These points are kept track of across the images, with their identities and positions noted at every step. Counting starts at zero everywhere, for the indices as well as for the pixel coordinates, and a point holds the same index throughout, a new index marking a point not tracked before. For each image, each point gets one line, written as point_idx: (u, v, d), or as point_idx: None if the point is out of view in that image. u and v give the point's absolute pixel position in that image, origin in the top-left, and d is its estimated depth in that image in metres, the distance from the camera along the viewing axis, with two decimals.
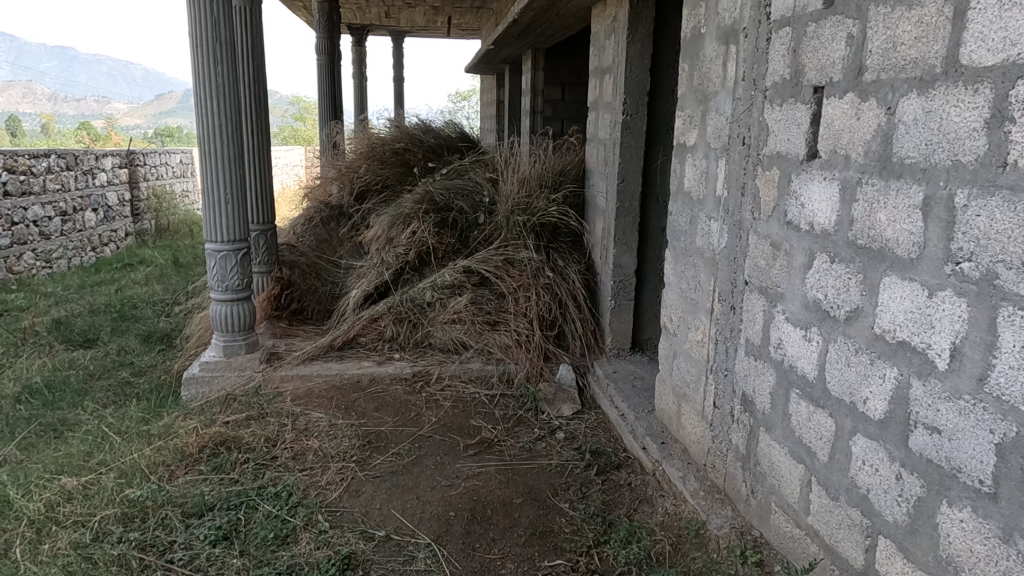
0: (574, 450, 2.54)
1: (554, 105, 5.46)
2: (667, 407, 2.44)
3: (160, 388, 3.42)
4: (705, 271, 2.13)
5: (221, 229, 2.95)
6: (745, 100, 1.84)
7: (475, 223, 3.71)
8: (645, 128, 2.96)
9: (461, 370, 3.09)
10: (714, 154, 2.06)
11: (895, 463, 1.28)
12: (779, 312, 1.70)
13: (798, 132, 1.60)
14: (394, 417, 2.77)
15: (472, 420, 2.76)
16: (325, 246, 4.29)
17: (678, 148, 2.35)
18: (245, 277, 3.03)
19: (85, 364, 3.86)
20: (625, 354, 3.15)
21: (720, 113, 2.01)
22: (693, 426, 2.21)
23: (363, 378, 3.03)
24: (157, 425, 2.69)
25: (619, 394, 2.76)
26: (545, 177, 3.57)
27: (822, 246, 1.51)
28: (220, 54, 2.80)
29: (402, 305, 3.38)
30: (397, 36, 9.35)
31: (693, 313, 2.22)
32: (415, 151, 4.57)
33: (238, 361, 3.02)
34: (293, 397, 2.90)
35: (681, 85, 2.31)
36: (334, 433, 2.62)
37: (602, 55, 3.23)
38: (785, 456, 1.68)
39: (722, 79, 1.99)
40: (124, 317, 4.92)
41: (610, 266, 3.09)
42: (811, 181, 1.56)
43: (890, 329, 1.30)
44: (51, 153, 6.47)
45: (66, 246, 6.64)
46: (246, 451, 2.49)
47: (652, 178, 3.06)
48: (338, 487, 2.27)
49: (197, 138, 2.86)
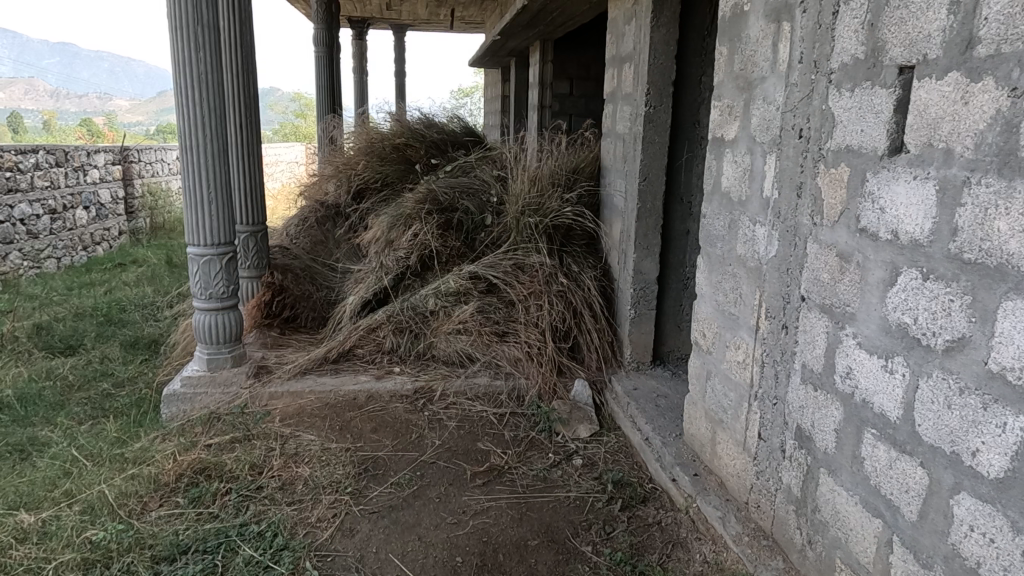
0: (594, 479, 2.28)
1: (562, 100, 5.18)
2: (698, 433, 2.19)
3: (142, 401, 3.16)
4: (749, 282, 1.86)
5: (203, 230, 2.68)
6: (803, 86, 1.58)
7: (482, 225, 3.44)
8: (670, 122, 2.70)
9: (468, 385, 2.84)
10: (761, 149, 1.79)
11: (1020, 535, 1.02)
12: (848, 336, 1.44)
13: (876, 121, 1.34)
14: (394, 440, 2.51)
15: (479, 444, 2.50)
16: (321, 247, 4.02)
17: (713, 143, 2.09)
18: (230, 283, 2.77)
19: (64, 374, 3.61)
20: (645, 369, 2.88)
21: (768, 102, 1.75)
22: (731, 458, 1.96)
23: (360, 396, 2.76)
24: (133, 449, 2.44)
25: (643, 415, 2.50)
26: (558, 175, 3.29)
27: (911, 259, 1.25)
28: (203, 40, 2.54)
29: (402, 314, 3.11)
30: (399, 29, 9.05)
31: (732, 330, 1.96)
32: (417, 146, 4.29)
33: (224, 375, 2.76)
34: (283, 417, 2.64)
35: (718, 71, 2.04)
36: (327, 459, 2.36)
37: (621, 42, 2.96)
38: (854, 507, 1.43)
39: (771, 63, 1.73)
40: (110, 322, 4.66)
41: (629, 273, 2.83)
42: (894, 180, 1.29)
43: (1013, 367, 1.03)
44: (39, 148, 6.21)
45: (55, 245, 6.38)
46: (229, 480, 2.24)
47: (676, 177, 2.80)
48: (330, 525, 2.01)
49: (178, 129, 2.60)
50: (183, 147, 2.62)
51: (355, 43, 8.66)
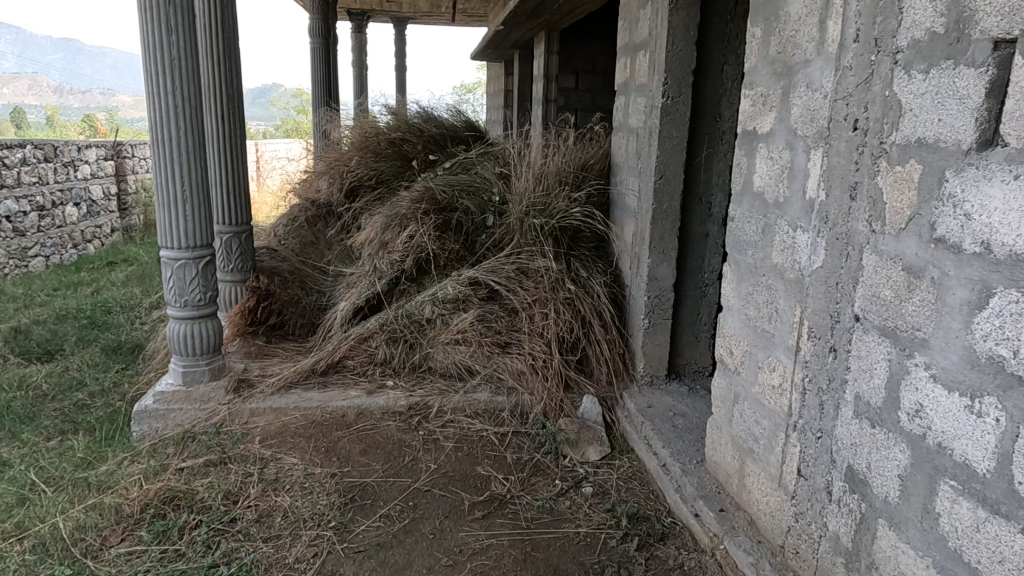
0: (607, 512, 2.05)
1: (568, 95, 4.95)
2: (724, 462, 1.96)
3: (116, 415, 2.94)
4: (787, 297, 1.63)
5: (177, 232, 2.45)
6: (858, 69, 1.34)
7: (483, 226, 3.20)
8: (688, 115, 2.47)
9: (467, 401, 2.61)
10: (804, 143, 1.56)
11: None
12: (918, 366, 1.20)
13: (960, 110, 1.10)
14: (385, 464, 2.28)
15: (479, 468, 2.27)
16: (312, 249, 3.79)
17: (744, 137, 1.85)
18: (208, 289, 2.53)
19: (37, 383, 3.38)
20: (660, 383, 2.64)
21: (814, 91, 1.51)
22: (765, 495, 1.73)
23: (349, 413, 2.54)
24: (97, 472, 2.21)
25: (659, 438, 2.26)
26: (566, 173, 3.05)
27: (1009, 278, 1.01)
28: (178, 20, 2.30)
29: (397, 322, 2.87)
30: (400, 22, 8.81)
31: (766, 350, 1.73)
32: (414, 141, 4.04)
33: (200, 391, 2.53)
34: (263, 437, 2.41)
35: (750, 56, 1.80)
36: (310, 487, 2.13)
37: (634, 28, 2.73)
38: (925, 570, 1.19)
39: (817, 44, 1.50)
40: (93, 325, 4.44)
41: (643, 279, 2.60)
42: (985, 180, 1.05)
43: None
44: (26, 143, 5.98)
45: (43, 243, 6.16)
46: (200, 511, 2.01)
47: (696, 175, 2.56)
48: (309, 567, 1.78)
49: (150, 118, 2.36)
50: (155, 140, 2.39)
51: (355, 37, 8.41)
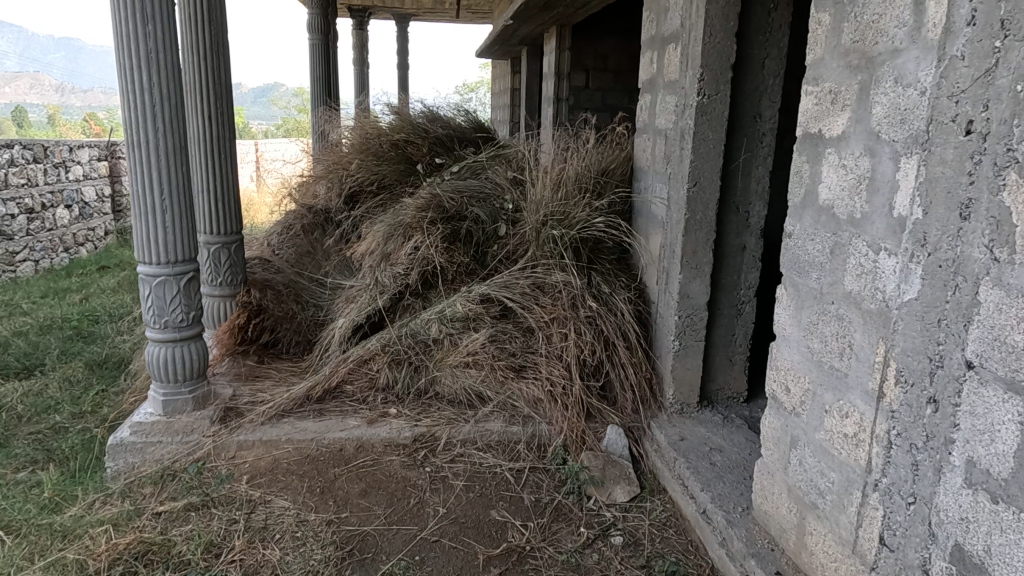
0: (641, 569, 1.81)
1: (579, 94, 4.68)
2: (777, 514, 1.70)
3: (93, 442, 2.69)
4: (868, 333, 1.37)
5: (156, 245, 2.19)
6: (971, 61, 1.08)
7: (495, 235, 2.95)
8: (726, 115, 2.20)
9: (478, 432, 2.36)
10: (892, 149, 1.30)
11: None
12: None
13: None
14: (388, 508, 2.02)
15: (493, 513, 2.02)
16: (308, 260, 3.56)
17: (807, 142, 1.59)
18: (191, 309, 2.28)
19: (12, 403, 3.13)
20: (691, 412, 2.39)
21: (906, 88, 1.25)
22: (834, 560, 1.48)
23: (348, 446, 2.29)
24: (62, 517, 1.95)
25: (696, 478, 2.01)
26: (586, 178, 2.79)
27: None
28: (155, 8, 2.05)
29: (400, 343, 2.61)
30: (402, 19, 8.54)
31: (838, 392, 1.47)
32: (418, 143, 3.78)
33: (184, 422, 2.29)
34: (252, 475, 2.16)
35: (816, 46, 1.54)
36: (303, 536, 1.88)
37: (663, 20, 2.47)
38: None
39: (912, 30, 1.24)
40: (80, 336, 4.19)
41: (673, 297, 2.34)
42: None
43: None
44: (14, 142, 5.71)
45: (32, 247, 5.92)
46: (177, 569, 1.76)
47: (732, 181, 2.30)
48: None
49: (124, 117, 2.10)
50: (130, 143, 2.13)
51: (355, 33, 8.13)
